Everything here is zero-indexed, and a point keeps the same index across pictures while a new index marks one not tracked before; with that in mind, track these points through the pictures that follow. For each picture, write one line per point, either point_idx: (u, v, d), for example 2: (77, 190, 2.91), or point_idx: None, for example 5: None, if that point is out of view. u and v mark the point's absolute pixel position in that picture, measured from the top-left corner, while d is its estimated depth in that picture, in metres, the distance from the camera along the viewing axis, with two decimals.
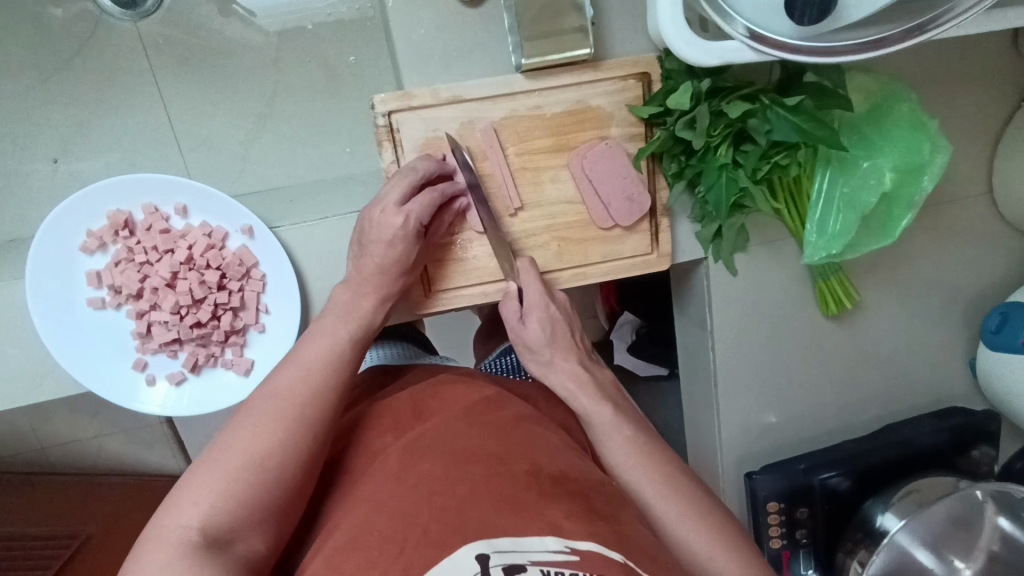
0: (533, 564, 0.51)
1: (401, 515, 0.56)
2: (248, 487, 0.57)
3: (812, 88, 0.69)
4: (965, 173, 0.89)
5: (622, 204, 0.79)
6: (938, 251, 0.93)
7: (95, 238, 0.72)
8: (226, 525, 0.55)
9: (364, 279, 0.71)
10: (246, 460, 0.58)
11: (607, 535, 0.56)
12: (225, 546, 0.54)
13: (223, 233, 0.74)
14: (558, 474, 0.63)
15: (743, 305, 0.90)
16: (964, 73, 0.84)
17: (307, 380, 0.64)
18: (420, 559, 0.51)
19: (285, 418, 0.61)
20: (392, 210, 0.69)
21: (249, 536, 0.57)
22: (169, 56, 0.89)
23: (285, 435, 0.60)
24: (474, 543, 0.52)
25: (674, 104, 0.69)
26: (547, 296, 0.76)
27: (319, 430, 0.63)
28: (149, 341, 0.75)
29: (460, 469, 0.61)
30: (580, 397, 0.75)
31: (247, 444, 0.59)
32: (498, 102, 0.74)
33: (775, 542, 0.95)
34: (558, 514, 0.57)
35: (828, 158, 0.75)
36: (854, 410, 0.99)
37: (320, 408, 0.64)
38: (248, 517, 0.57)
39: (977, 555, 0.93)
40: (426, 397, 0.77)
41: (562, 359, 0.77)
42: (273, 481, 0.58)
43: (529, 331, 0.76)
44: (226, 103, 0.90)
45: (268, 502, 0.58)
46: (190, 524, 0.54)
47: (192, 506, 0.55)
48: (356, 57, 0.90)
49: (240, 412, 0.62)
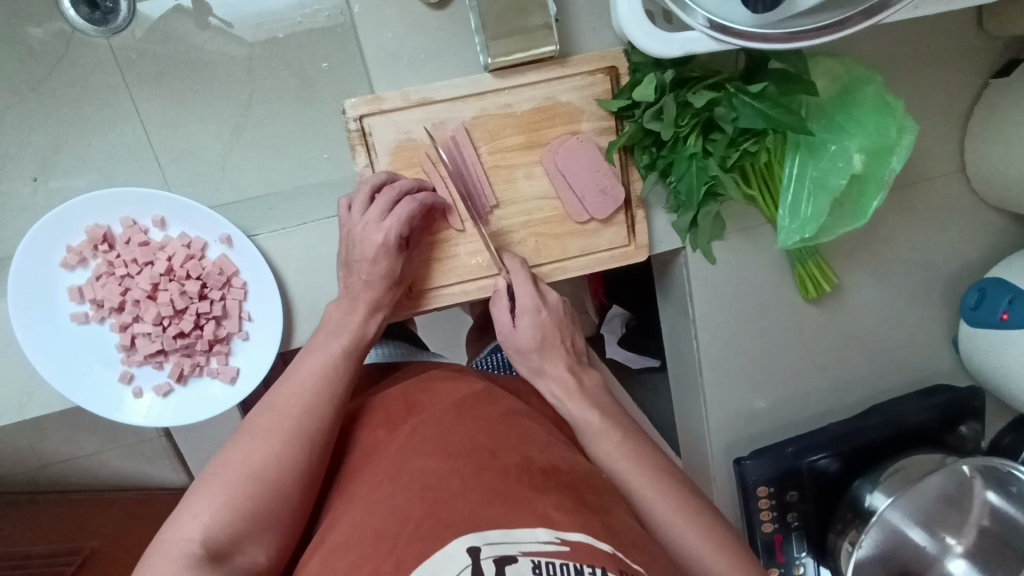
0: (524, 554, 0.51)
1: (394, 511, 0.56)
2: (249, 499, 0.57)
3: (776, 75, 0.71)
4: (937, 152, 0.90)
5: (596, 198, 0.80)
6: (914, 230, 0.93)
7: (75, 253, 0.73)
8: (228, 537, 0.55)
9: (354, 296, 0.73)
10: (245, 471, 0.59)
11: (596, 527, 0.57)
12: (226, 559, 0.54)
13: (202, 243, 0.75)
14: (548, 468, 0.64)
15: (724, 292, 0.91)
16: (929, 53, 0.85)
17: (304, 395, 0.65)
18: (412, 553, 0.51)
19: (284, 431, 0.62)
20: (373, 227, 0.70)
21: (249, 547, 0.57)
22: (143, 71, 0.91)
23: (283, 445, 0.61)
24: (465, 536, 0.52)
25: (640, 96, 0.70)
26: (537, 301, 0.78)
27: (317, 442, 0.64)
28: (134, 354, 0.76)
29: (452, 463, 0.61)
30: (567, 404, 0.76)
31: (247, 456, 0.60)
32: (468, 102, 0.75)
33: (767, 525, 0.95)
34: (548, 506, 0.57)
35: (797, 144, 0.76)
36: (840, 392, 1.00)
37: (317, 419, 0.65)
38: (249, 528, 0.57)
39: (969, 531, 0.93)
40: (417, 393, 0.78)
41: (551, 366, 0.79)
42: (271, 491, 0.59)
43: (519, 334, 0.78)
44: (203, 116, 0.92)
45: (266, 511, 0.58)
46: (191, 537, 0.54)
47: (192, 519, 0.55)
48: (329, 64, 0.91)
49: (241, 428, 0.63)
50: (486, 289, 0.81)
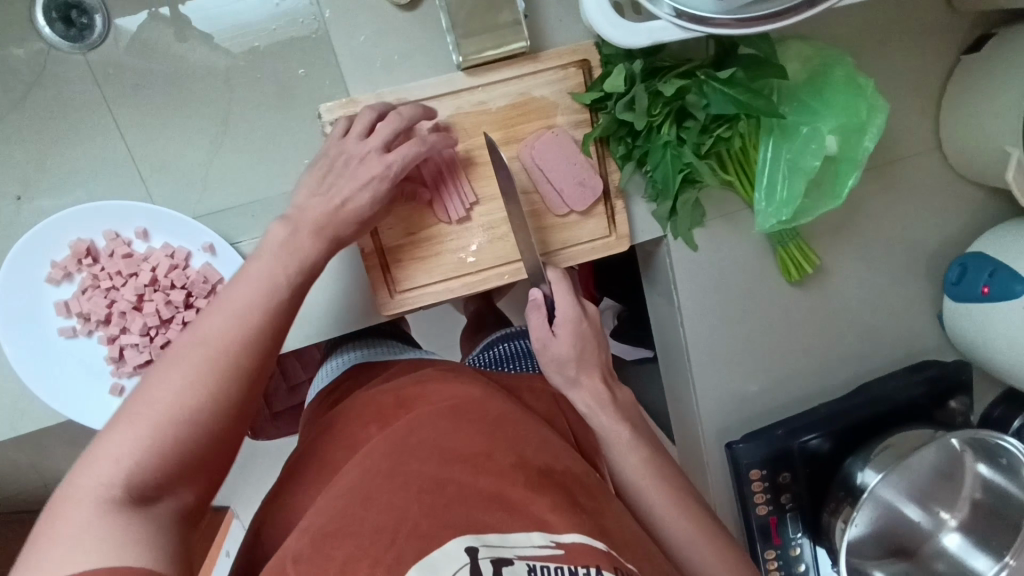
0: (519, 558, 0.55)
1: (393, 508, 0.56)
2: (174, 443, 0.52)
3: (745, 60, 0.71)
4: (913, 130, 0.91)
5: (575, 190, 0.80)
6: (894, 208, 0.94)
7: (59, 268, 0.73)
8: (150, 483, 0.50)
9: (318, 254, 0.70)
10: (170, 412, 0.52)
11: (589, 526, 0.60)
12: (151, 504, 0.50)
13: (186, 252, 0.76)
14: (544, 466, 0.65)
15: (707, 278, 0.92)
16: (899, 33, 0.86)
17: (242, 327, 0.58)
18: (411, 551, 0.53)
19: (215, 368, 0.55)
20: (377, 156, 0.70)
21: (177, 490, 0.53)
22: (122, 85, 0.86)
23: (217, 383, 0.55)
24: (463, 537, 0.55)
25: (610, 87, 0.71)
26: (579, 310, 0.76)
27: (253, 371, 0.58)
28: (123, 365, 0.76)
29: (449, 460, 0.62)
30: (600, 416, 0.75)
31: (171, 395, 0.53)
32: (443, 101, 0.76)
33: (761, 507, 0.96)
34: (544, 509, 0.60)
35: (771, 128, 0.77)
36: (829, 372, 1.01)
37: (257, 351, 0.58)
38: (177, 470, 0.52)
39: (963, 504, 0.95)
40: (408, 389, 0.77)
41: (587, 377, 0.77)
42: (205, 433, 0.54)
43: (559, 343, 0.76)
44: (178, 127, 0.88)
45: (197, 450, 0.53)
46: (109, 483, 0.48)
47: (112, 460, 0.50)
48: (306, 71, 0.88)
49: (164, 359, 0.56)
50: (469, 284, 0.82)
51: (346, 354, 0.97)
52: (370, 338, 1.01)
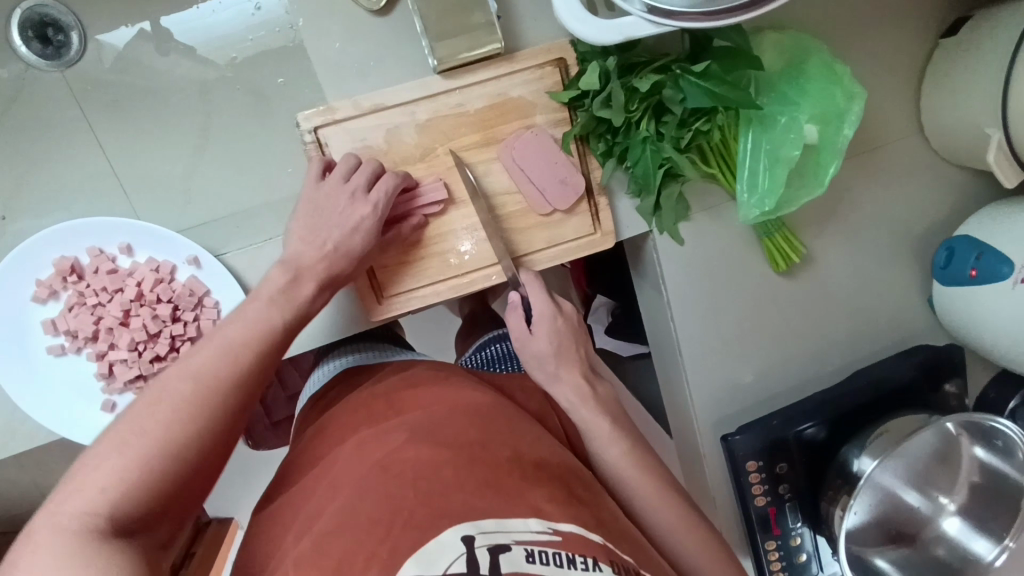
0: (517, 543, 0.54)
1: (388, 499, 0.58)
2: (160, 478, 0.54)
3: (719, 52, 0.71)
4: (894, 115, 0.91)
5: (556, 188, 0.80)
6: (879, 194, 0.94)
7: (44, 287, 0.73)
8: (131, 515, 0.52)
9: (304, 267, 0.70)
10: (157, 444, 0.55)
11: (584, 518, 0.61)
12: (131, 536, 0.52)
13: (170, 266, 0.76)
14: (539, 462, 0.67)
15: (695, 272, 0.92)
16: (875, 18, 0.86)
17: (229, 366, 0.61)
18: (408, 540, 0.53)
19: (201, 403, 0.58)
20: (360, 197, 0.71)
21: (156, 523, 0.55)
22: (98, 101, 0.86)
23: (196, 416, 0.57)
24: (460, 525, 0.54)
25: (586, 85, 0.71)
26: (553, 306, 0.77)
27: (229, 405, 0.60)
28: (113, 381, 0.76)
29: (444, 455, 0.63)
30: (581, 411, 0.75)
31: (157, 427, 0.55)
32: (420, 104, 0.76)
33: (758, 499, 0.97)
34: (540, 498, 0.61)
35: (749, 119, 0.77)
36: (821, 360, 1.01)
37: (235, 386, 0.61)
38: (156, 504, 0.54)
39: (960, 488, 0.95)
40: (401, 391, 0.79)
41: (567, 372, 0.77)
42: (182, 467, 0.56)
43: (537, 340, 0.76)
44: (156, 137, 0.88)
45: (175, 485, 0.55)
46: (89, 512, 0.50)
47: (92, 494, 0.51)
48: (285, 78, 0.89)
49: (149, 391, 0.58)
50: (455, 287, 0.82)
51: (336, 359, 0.96)
52: (364, 342, 1.01)
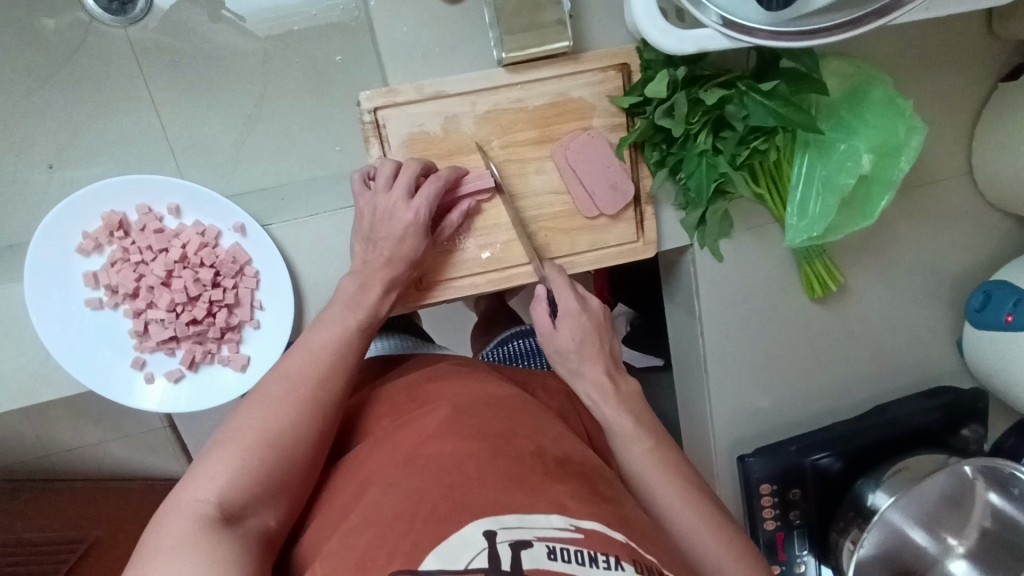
0: (539, 539, 0.52)
1: (411, 492, 0.57)
2: (263, 464, 0.59)
3: (787, 73, 0.71)
4: (946, 155, 0.90)
5: (606, 193, 0.80)
6: (921, 232, 0.94)
7: (90, 239, 0.74)
8: (239, 501, 0.56)
9: (372, 272, 0.73)
10: (258, 436, 0.60)
11: (607, 515, 0.58)
12: (239, 520, 0.55)
13: (216, 231, 0.76)
14: (561, 457, 0.65)
15: (730, 290, 0.92)
16: (939, 56, 0.85)
17: (318, 365, 0.67)
18: (430, 534, 0.52)
19: (295, 400, 0.64)
20: (401, 206, 0.71)
21: (260, 511, 0.58)
22: (157, 61, 0.92)
23: (295, 416, 0.63)
24: (480, 520, 0.52)
25: (651, 93, 0.71)
26: (578, 303, 0.76)
27: (322, 400, 0.65)
28: (147, 340, 0.77)
29: (466, 447, 0.62)
30: (604, 407, 0.74)
31: (260, 422, 0.61)
32: (481, 96, 0.76)
33: (769, 523, 0.96)
34: (563, 494, 0.58)
35: (807, 143, 0.77)
36: (844, 392, 1.01)
37: (324, 382, 0.66)
38: (261, 493, 0.58)
39: (971, 532, 0.91)
40: (424, 385, 0.78)
41: (589, 368, 0.76)
42: (281, 462, 0.60)
43: (561, 335, 0.76)
44: (212, 103, 0.93)
45: (276, 480, 0.59)
46: (207, 499, 0.55)
47: (208, 481, 0.56)
48: (343, 57, 0.93)
49: (251, 395, 0.64)
50: (494, 282, 0.82)
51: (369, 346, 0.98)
52: (397, 332, 1.03)
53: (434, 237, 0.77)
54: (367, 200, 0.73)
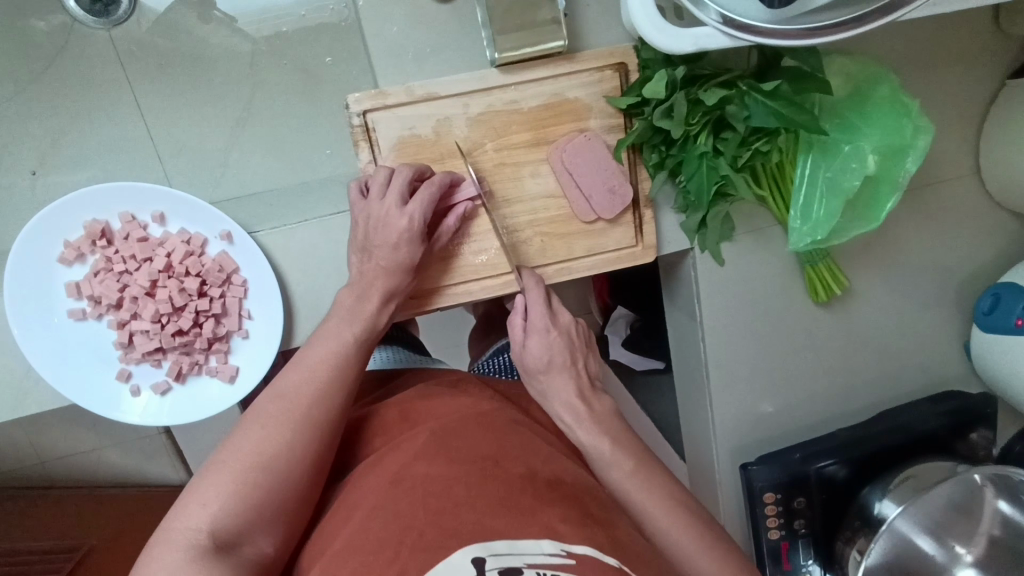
0: (529, 566, 0.51)
1: (397, 518, 0.56)
2: (255, 489, 0.58)
3: (789, 72, 0.69)
4: (952, 154, 0.88)
5: (603, 196, 0.78)
6: (927, 233, 0.91)
7: (72, 248, 0.72)
8: (235, 527, 0.55)
9: (369, 283, 0.71)
10: (253, 460, 0.59)
11: (600, 539, 0.56)
12: (234, 548, 0.55)
13: (202, 239, 0.74)
14: (552, 479, 0.63)
15: (732, 294, 0.89)
16: (946, 52, 0.82)
17: (315, 381, 0.66)
18: (415, 562, 0.51)
19: (294, 420, 0.62)
20: (394, 211, 0.69)
21: (257, 537, 0.57)
22: (144, 63, 0.90)
23: (293, 435, 0.61)
24: (469, 547, 0.52)
25: (650, 93, 0.68)
26: (548, 320, 0.75)
27: (321, 417, 0.64)
28: (132, 351, 0.75)
29: (455, 471, 0.61)
30: (578, 430, 0.73)
31: (256, 444, 0.60)
32: (474, 97, 0.73)
33: (773, 532, 0.94)
34: (554, 518, 0.57)
35: (810, 144, 0.74)
36: (849, 397, 0.98)
37: (321, 399, 0.65)
38: (257, 519, 0.57)
39: (978, 540, 0.88)
40: (413, 404, 0.76)
41: (560, 385, 0.76)
42: (276, 484, 0.59)
43: (529, 352, 0.75)
44: (200, 106, 0.91)
45: (272, 503, 0.58)
46: (199, 527, 0.54)
47: (201, 508, 0.55)
48: (331, 58, 0.90)
49: (246, 416, 0.63)
50: (489, 289, 0.80)
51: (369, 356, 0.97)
52: (397, 344, 1.02)
53: (431, 243, 0.75)
54: (361, 207, 0.71)
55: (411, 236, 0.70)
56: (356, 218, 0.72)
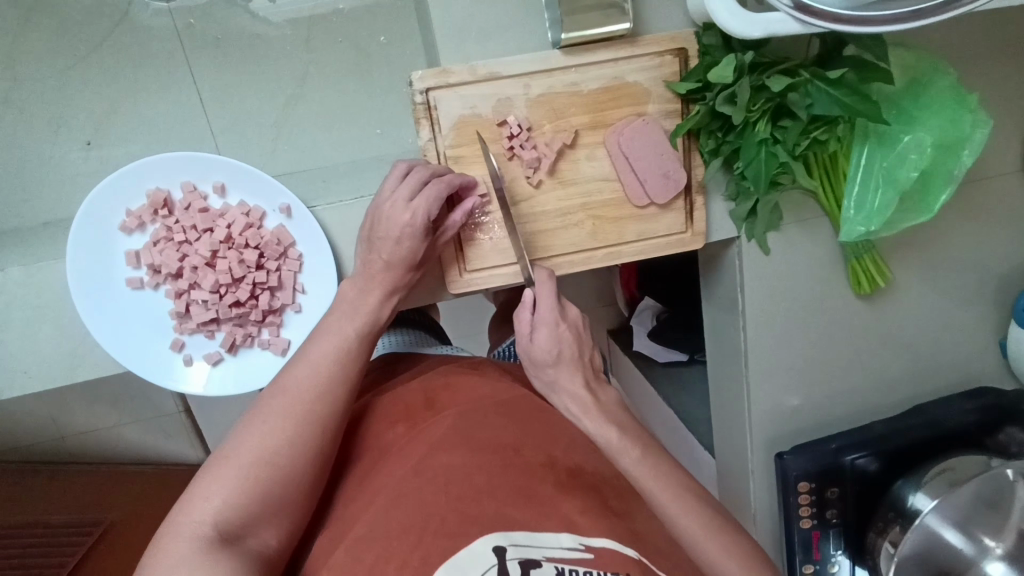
0: (548, 559, 0.54)
1: (418, 503, 0.58)
2: (262, 483, 0.59)
3: (853, 61, 0.69)
4: (1003, 150, 0.88)
5: (658, 181, 0.79)
6: (970, 229, 0.92)
7: (134, 216, 0.72)
8: (238, 520, 0.56)
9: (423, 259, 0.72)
10: (259, 455, 0.60)
11: (619, 532, 0.60)
12: (239, 540, 0.55)
13: (261, 212, 0.74)
14: (573, 468, 0.66)
15: (776, 284, 0.89)
16: (1004, 47, 0.82)
17: (317, 378, 0.66)
18: (438, 549, 0.53)
19: (296, 415, 0.63)
20: (400, 206, 0.69)
21: (261, 530, 0.58)
22: (200, 40, 0.94)
23: (295, 431, 0.62)
24: (489, 535, 0.55)
25: (716, 77, 0.69)
26: (556, 312, 0.75)
27: (327, 413, 0.64)
28: (186, 321, 0.76)
29: (477, 457, 0.63)
30: (585, 419, 0.74)
31: (259, 441, 0.60)
32: (536, 78, 0.74)
33: (805, 521, 0.95)
34: (574, 510, 0.60)
35: (867, 134, 0.75)
36: (883, 391, 0.99)
37: (322, 395, 0.65)
38: (261, 512, 0.58)
39: (1009, 533, 0.88)
40: (437, 388, 0.76)
41: (567, 377, 0.76)
42: (284, 478, 0.60)
43: (538, 345, 0.75)
44: (252, 85, 0.96)
45: (270, 499, 0.59)
46: (203, 520, 0.55)
47: (204, 502, 0.56)
48: (386, 38, 0.97)
49: (252, 411, 0.63)
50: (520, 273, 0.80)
51: (394, 336, 0.99)
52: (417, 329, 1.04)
53: (436, 238, 0.74)
54: (388, 197, 0.70)
55: (412, 233, 0.70)
56: (370, 205, 0.72)
